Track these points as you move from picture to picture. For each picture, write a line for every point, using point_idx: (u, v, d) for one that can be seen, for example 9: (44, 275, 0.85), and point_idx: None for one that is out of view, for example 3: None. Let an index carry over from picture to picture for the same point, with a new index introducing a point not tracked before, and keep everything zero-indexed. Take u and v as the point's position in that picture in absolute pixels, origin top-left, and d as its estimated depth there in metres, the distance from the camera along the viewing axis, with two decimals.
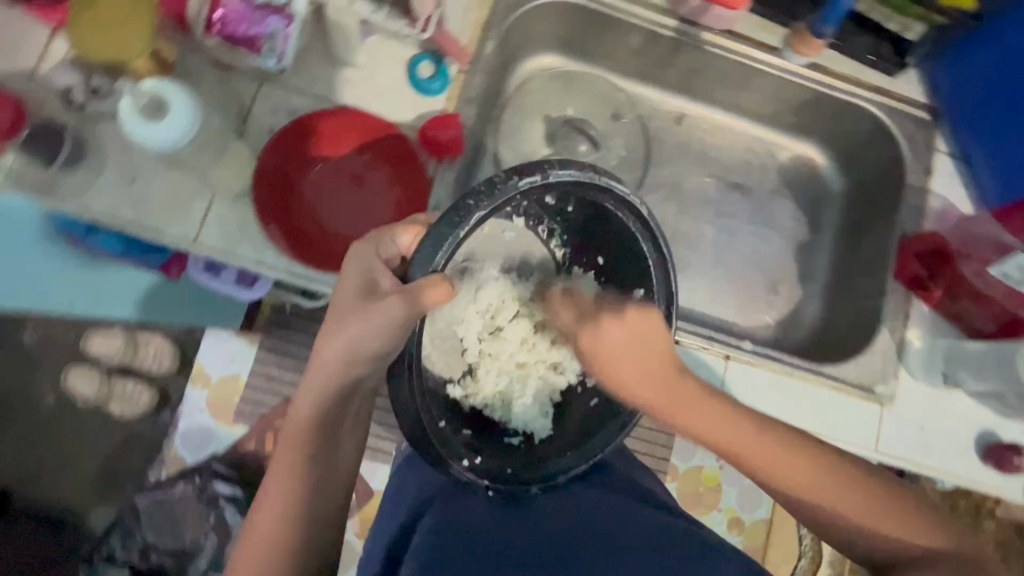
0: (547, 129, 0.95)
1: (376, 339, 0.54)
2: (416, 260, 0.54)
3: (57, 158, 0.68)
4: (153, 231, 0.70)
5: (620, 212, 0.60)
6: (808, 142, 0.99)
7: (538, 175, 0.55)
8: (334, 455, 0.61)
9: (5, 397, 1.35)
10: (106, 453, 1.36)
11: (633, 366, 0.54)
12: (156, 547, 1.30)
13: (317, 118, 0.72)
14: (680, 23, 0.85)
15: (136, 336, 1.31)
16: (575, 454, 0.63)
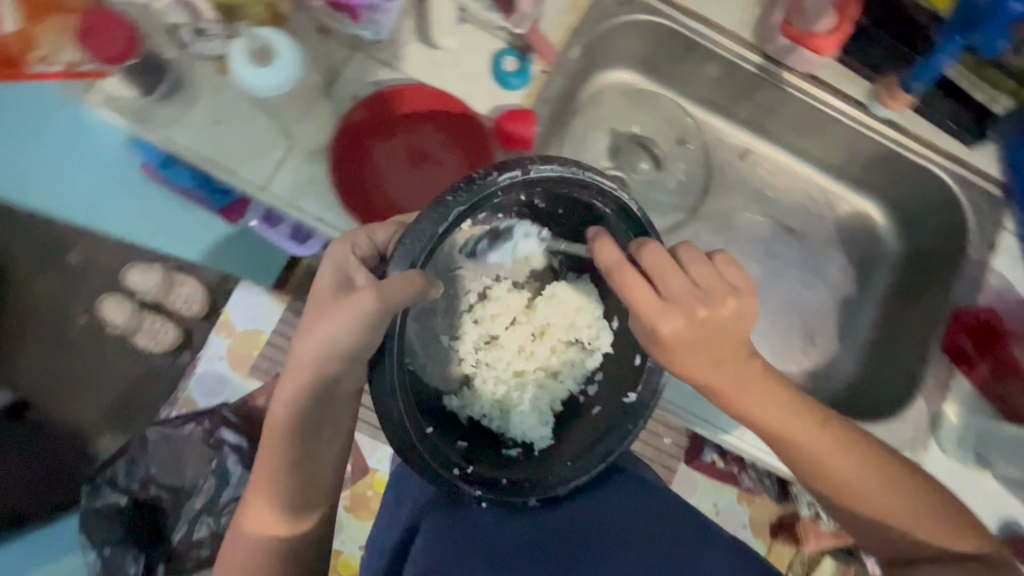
0: (612, 142, 0.97)
1: (345, 335, 0.55)
2: (394, 257, 0.53)
3: (156, 89, 0.72)
4: (227, 171, 0.73)
5: (606, 209, 0.59)
6: (869, 198, 0.98)
7: (518, 171, 0.54)
8: (317, 458, 0.62)
9: (43, 315, 1.45)
10: (125, 382, 1.45)
11: (705, 342, 0.51)
12: (156, 480, 1.33)
13: (396, 90, 0.75)
14: (764, 59, 0.86)
15: (172, 276, 1.37)
16: (581, 468, 0.62)
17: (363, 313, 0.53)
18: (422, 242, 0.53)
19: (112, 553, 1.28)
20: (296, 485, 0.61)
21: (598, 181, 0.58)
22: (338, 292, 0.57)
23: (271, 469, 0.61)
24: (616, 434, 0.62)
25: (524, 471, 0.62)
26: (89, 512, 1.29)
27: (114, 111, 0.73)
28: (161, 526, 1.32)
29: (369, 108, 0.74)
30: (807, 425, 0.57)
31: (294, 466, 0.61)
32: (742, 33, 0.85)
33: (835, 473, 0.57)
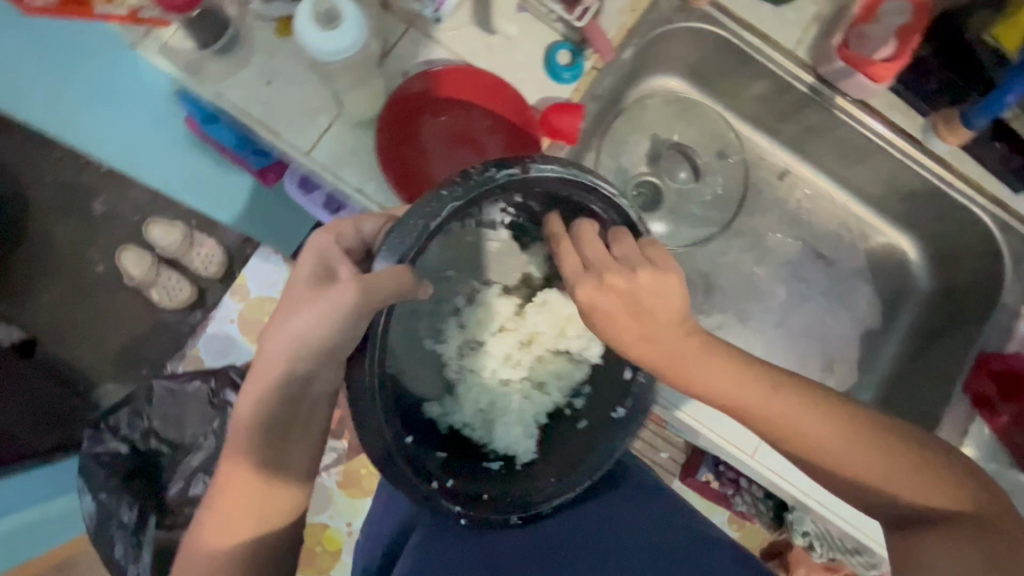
0: (652, 148, 0.98)
1: (323, 328, 0.52)
2: (384, 250, 0.52)
3: (213, 44, 0.73)
4: (272, 132, 0.74)
5: (603, 212, 0.60)
6: (904, 234, 0.97)
7: (517, 168, 0.55)
8: (288, 464, 0.57)
9: (61, 258, 1.51)
10: (132, 334, 1.52)
11: (632, 315, 0.55)
12: (158, 433, 1.35)
13: (452, 72, 0.73)
14: (816, 80, 0.85)
15: (194, 236, 1.48)
16: (568, 484, 0.64)
17: (342, 305, 0.51)
18: (412, 238, 0.52)
19: (106, 501, 1.26)
20: (261, 494, 0.55)
21: (599, 185, 0.58)
22: (317, 285, 0.53)
23: (237, 475, 0.55)
24: (602, 448, 0.65)
25: (506, 488, 0.63)
26: (89, 458, 1.28)
27: (168, 60, 0.74)
28: (158, 479, 1.33)
29: (428, 81, 0.74)
30: (758, 390, 0.58)
31: (261, 471, 0.55)
32: (798, 52, 0.84)
33: (800, 433, 0.57)
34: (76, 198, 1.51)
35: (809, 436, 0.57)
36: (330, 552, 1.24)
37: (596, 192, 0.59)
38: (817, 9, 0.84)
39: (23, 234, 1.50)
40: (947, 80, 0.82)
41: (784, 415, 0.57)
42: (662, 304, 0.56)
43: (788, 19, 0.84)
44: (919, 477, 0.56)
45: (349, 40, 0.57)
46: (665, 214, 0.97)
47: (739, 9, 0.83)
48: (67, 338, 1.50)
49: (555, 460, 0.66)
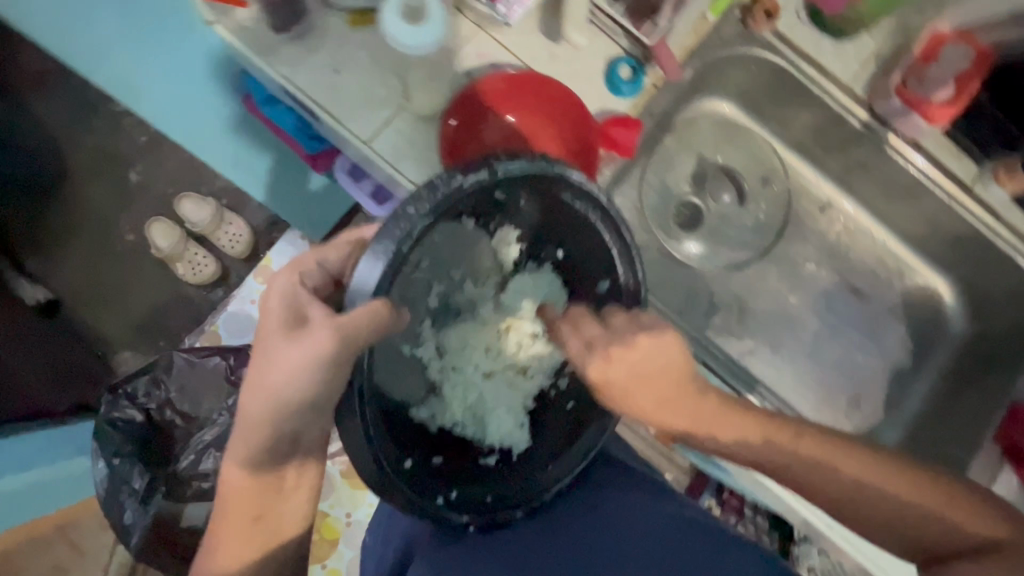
0: (697, 168, 0.98)
1: (300, 384, 0.55)
2: (354, 287, 0.54)
3: (289, 29, 0.75)
4: (335, 119, 0.75)
5: (576, 201, 0.62)
6: (942, 276, 0.97)
7: (483, 171, 0.55)
8: (283, 513, 0.63)
9: (92, 224, 1.53)
10: (153, 304, 1.54)
11: (647, 383, 0.56)
12: (173, 406, 1.36)
13: (527, 77, 0.74)
14: (870, 117, 0.86)
15: (223, 214, 1.50)
16: (563, 467, 0.68)
17: (320, 360, 0.54)
18: (387, 260, 0.53)
19: (119, 467, 1.24)
20: (259, 540, 0.62)
21: (569, 174, 0.60)
22: (291, 329, 0.56)
23: (237, 524, 0.61)
24: (593, 427, 0.68)
25: (505, 486, 0.66)
26: (106, 423, 1.27)
27: (241, 40, 0.75)
28: (170, 450, 1.35)
29: (510, 82, 0.74)
30: (780, 447, 0.57)
31: (258, 523, 0.61)
32: (854, 87, 0.85)
33: (836, 481, 0.56)
34: (113, 166, 1.53)
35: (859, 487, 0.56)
36: (328, 542, 1.23)
37: (565, 180, 0.60)
38: (877, 47, 0.85)
39: (56, 198, 1.52)
40: (1004, 128, 0.83)
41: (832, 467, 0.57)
42: (668, 365, 0.56)
43: (847, 53, 0.85)
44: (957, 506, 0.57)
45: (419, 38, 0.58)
46: (704, 235, 0.98)
47: (799, 40, 0.84)
48: (91, 304, 1.53)
49: (556, 457, 0.68)
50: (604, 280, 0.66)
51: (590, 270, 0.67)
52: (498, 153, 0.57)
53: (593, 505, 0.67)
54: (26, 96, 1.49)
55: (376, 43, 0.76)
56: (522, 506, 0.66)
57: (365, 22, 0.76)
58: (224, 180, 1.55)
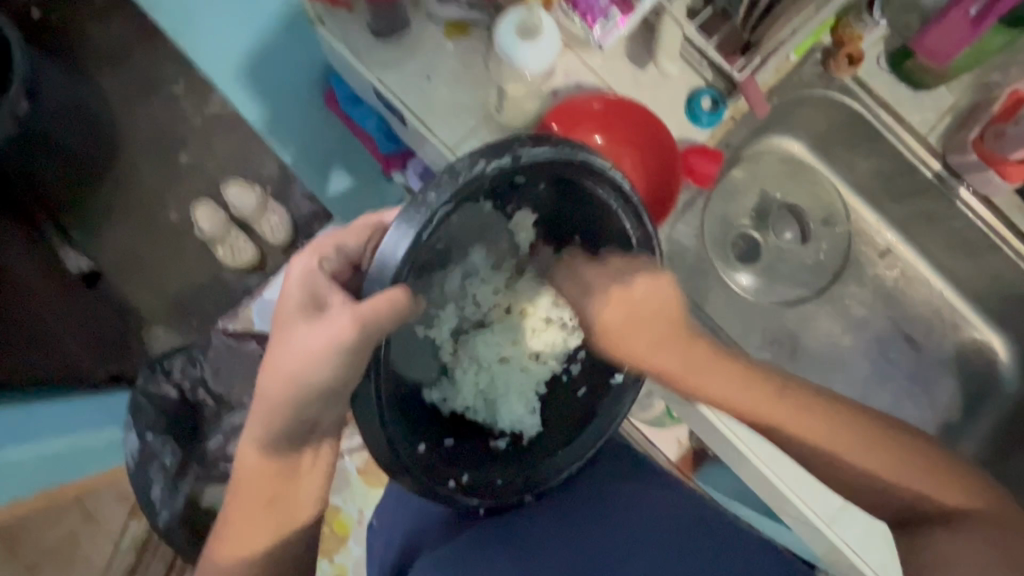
0: (760, 205, 0.99)
1: (321, 369, 0.56)
2: (372, 274, 0.54)
3: (389, 35, 0.78)
4: (423, 124, 0.77)
5: (599, 187, 0.59)
6: (996, 331, 0.97)
7: (507, 159, 0.53)
8: (295, 499, 0.64)
9: (137, 199, 1.55)
10: (189, 283, 1.56)
11: (638, 328, 0.64)
12: (206, 386, 1.35)
13: (617, 101, 0.74)
14: (943, 169, 0.87)
15: (267, 202, 1.51)
16: (573, 455, 0.67)
17: (339, 348, 0.55)
18: (409, 246, 0.52)
19: (152, 442, 1.26)
20: (273, 524, 0.63)
21: (593, 161, 0.57)
22: (311, 313, 0.58)
23: (250, 508, 0.62)
24: (603, 414, 0.68)
25: (515, 470, 0.65)
26: (140, 395, 1.27)
27: (342, 40, 0.78)
28: (198, 429, 1.35)
29: (606, 107, 0.74)
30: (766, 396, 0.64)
31: (269, 507, 0.63)
32: (929, 138, 0.87)
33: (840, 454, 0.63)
34: (165, 144, 1.56)
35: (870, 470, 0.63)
36: (339, 536, 1.23)
37: (589, 168, 0.58)
38: (954, 100, 0.86)
39: (106, 170, 1.55)
40: None
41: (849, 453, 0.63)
42: (660, 310, 0.64)
43: (924, 104, 0.86)
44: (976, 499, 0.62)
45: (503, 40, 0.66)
46: (759, 269, 0.99)
47: (878, 87, 0.86)
48: (131, 276, 1.55)
49: (564, 443, 0.67)
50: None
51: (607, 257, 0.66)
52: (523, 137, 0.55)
53: (606, 491, 0.68)
54: (94, 72, 1.54)
55: (468, 55, 0.78)
56: (533, 492, 0.66)
57: (460, 32, 0.78)
58: (271, 169, 1.58)
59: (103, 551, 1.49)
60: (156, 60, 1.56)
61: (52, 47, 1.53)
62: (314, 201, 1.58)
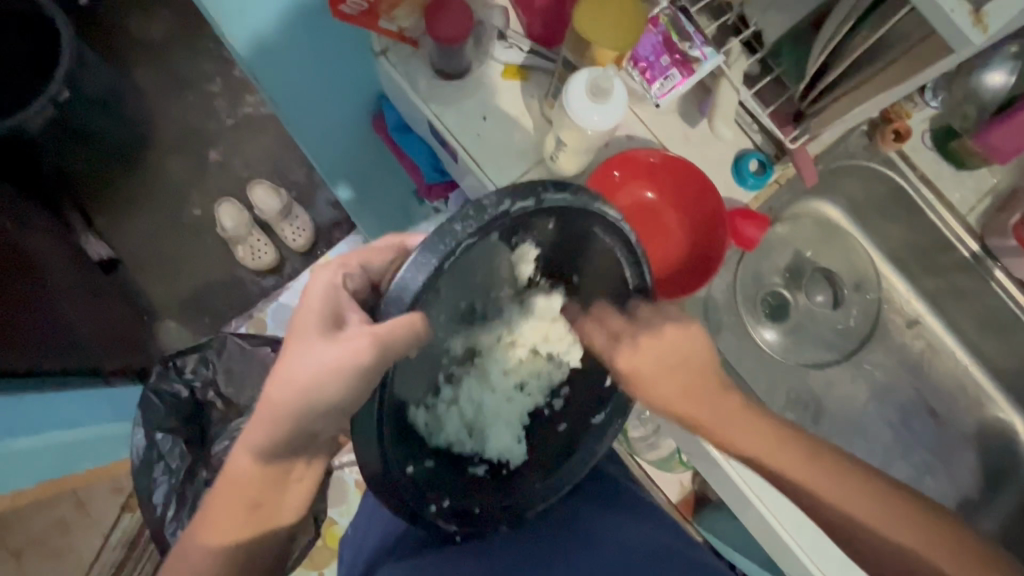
0: (792, 263, 1.00)
1: (338, 389, 0.57)
2: (390, 295, 0.52)
3: (451, 72, 0.79)
4: (475, 163, 0.78)
5: (608, 236, 0.60)
6: (1019, 411, 0.96)
7: (530, 201, 0.52)
8: (279, 503, 0.66)
9: (164, 193, 1.56)
10: (206, 280, 1.55)
11: (662, 374, 0.68)
12: (216, 387, 1.29)
13: (683, 163, 0.74)
14: (981, 249, 0.88)
15: (292, 207, 1.51)
16: (551, 488, 0.69)
17: (351, 364, 0.55)
18: (427, 278, 0.50)
19: (160, 442, 1.21)
20: (251, 525, 0.64)
21: (607, 213, 0.57)
22: (324, 332, 0.58)
23: (234, 505, 0.63)
24: (580, 450, 0.69)
25: (491, 499, 0.66)
26: (151, 393, 1.24)
27: (403, 75, 0.80)
28: (206, 432, 1.28)
29: (664, 161, 0.75)
30: (794, 456, 0.65)
31: (254, 511, 0.64)
32: (968, 218, 0.88)
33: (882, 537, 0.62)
34: (197, 141, 1.58)
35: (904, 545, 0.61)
36: (331, 548, 1.17)
37: (600, 217, 0.58)
38: (996, 182, 0.87)
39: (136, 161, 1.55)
40: None
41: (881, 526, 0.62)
42: (687, 357, 0.68)
43: (965, 183, 0.87)
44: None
45: (568, 89, 0.68)
46: (786, 328, 1.00)
47: (921, 163, 0.87)
48: (151, 268, 1.55)
49: (542, 475, 0.68)
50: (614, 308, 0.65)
51: (606, 301, 0.65)
52: (546, 182, 0.54)
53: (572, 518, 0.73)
54: (134, 65, 1.56)
55: (525, 98, 0.80)
56: (505, 518, 0.67)
57: (518, 77, 0.80)
58: (300, 174, 1.58)
59: (93, 542, 1.45)
60: (196, 59, 1.59)
61: (96, 37, 1.56)
62: (338, 210, 1.59)
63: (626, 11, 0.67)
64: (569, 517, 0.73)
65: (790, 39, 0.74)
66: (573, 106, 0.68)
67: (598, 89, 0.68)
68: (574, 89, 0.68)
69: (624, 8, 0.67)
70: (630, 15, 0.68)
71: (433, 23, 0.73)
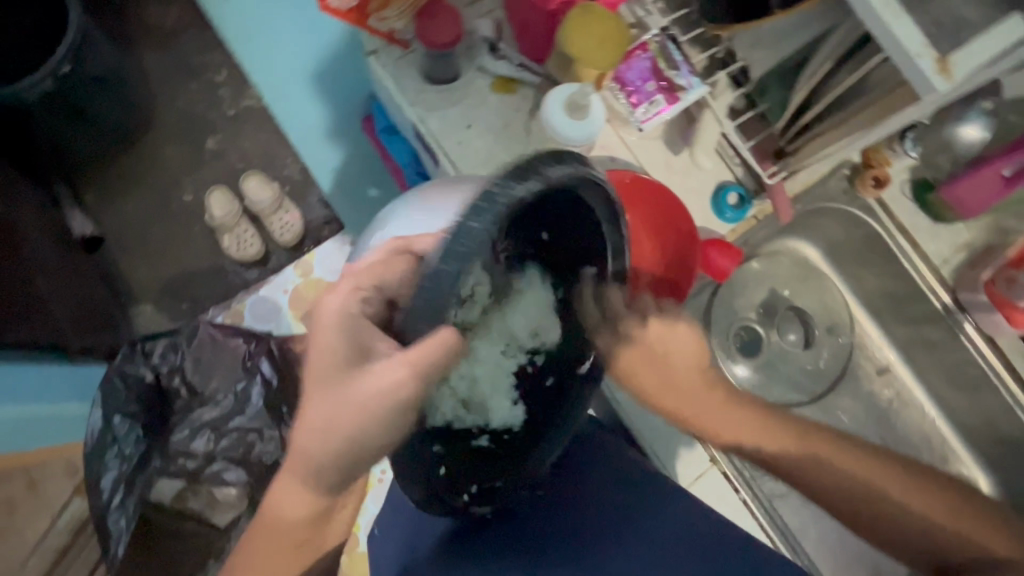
0: (767, 299, 1.00)
1: (382, 430, 0.53)
2: (424, 309, 0.46)
3: (439, 80, 0.79)
4: (456, 170, 0.79)
5: (597, 206, 0.53)
6: (983, 470, 0.95)
7: (538, 180, 0.44)
8: (324, 534, 0.62)
9: (155, 175, 1.55)
10: (187, 265, 1.53)
11: (656, 363, 0.68)
12: (183, 375, 1.19)
13: (642, 179, 0.75)
14: (952, 303, 0.88)
15: (282, 202, 1.49)
16: (553, 444, 0.63)
17: (396, 396, 0.51)
18: (454, 281, 0.44)
19: (117, 425, 1.12)
20: (297, 560, 0.60)
21: (602, 179, 0.50)
22: (352, 364, 0.52)
23: (278, 547, 0.59)
24: (574, 407, 0.64)
25: (506, 466, 0.62)
26: (115, 374, 1.14)
27: (392, 77, 0.80)
28: (166, 421, 1.19)
29: (635, 181, 0.75)
30: (780, 439, 0.64)
31: (300, 545, 0.60)
32: (942, 270, 0.88)
33: (877, 504, 0.61)
34: (194, 129, 1.57)
35: (907, 520, 0.61)
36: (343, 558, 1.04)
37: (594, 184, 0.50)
38: (970, 238, 0.88)
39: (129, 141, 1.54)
40: None
41: (880, 501, 0.61)
42: (691, 356, 0.69)
43: (942, 236, 0.88)
44: (997, 535, 0.60)
45: (548, 96, 0.71)
46: (758, 363, 0.99)
47: (899, 212, 0.87)
48: (132, 250, 1.53)
49: (546, 433, 0.63)
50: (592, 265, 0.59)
51: (578, 258, 0.58)
52: (544, 156, 0.46)
53: (579, 496, 0.68)
54: (140, 48, 1.56)
55: (511, 110, 0.80)
56: (518, 483, 0.63)
57: (506, 90, 0.80)
58: (294, 170, 1.57)
59: (37, 526, 1.37)
60: (203, 46, 1.59)
61: (106, 16, 1.56)
62: (328, 208, 1.56)
63: (612, 32, 0.68)
64: (575, 490, 0.68)
65: (777, 77, 0.75)
66: (549, 115, 0.71)
67: (575, 103, 0.71)
68: (554, 98, 0.71)
69: (611, 28, 0.68)
70: (615, 36, 0.69)
71: (423, 28, 0.74)
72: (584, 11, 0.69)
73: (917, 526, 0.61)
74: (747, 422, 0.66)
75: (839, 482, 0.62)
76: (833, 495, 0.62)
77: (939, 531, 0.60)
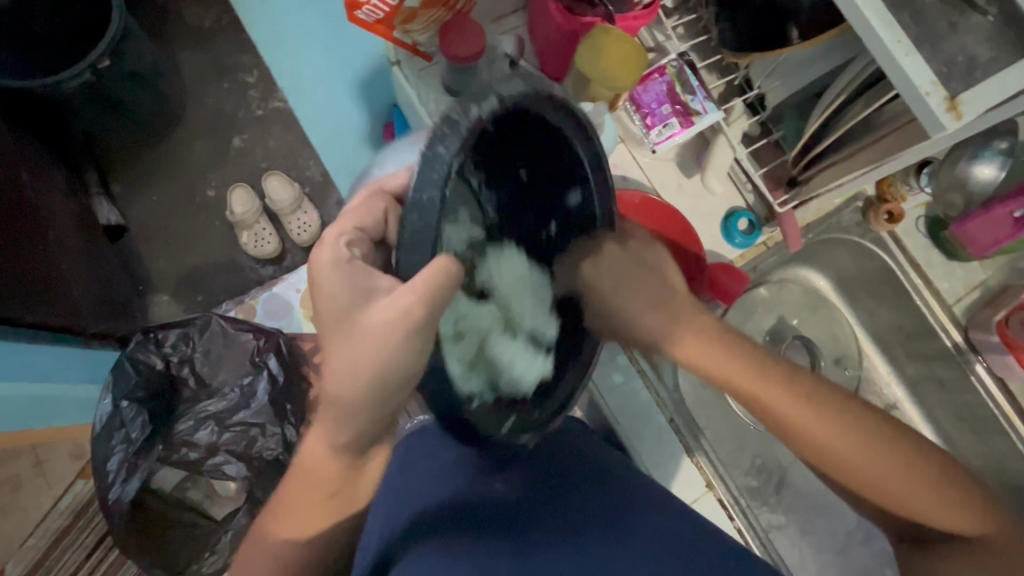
0: (775, 326, 0.99)
1: (394, 360, 0.50)
2: (409, 241, 0.47)
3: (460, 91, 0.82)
4: None
5: (564, 129, 0.56)
6: None
7: (493, 99, 0.47)
8: (356, 491, 0.59)
9: (180, 169, 1.59)
10: (204, 257, 1.57)
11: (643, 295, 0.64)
12: (194, 365, 1.21)
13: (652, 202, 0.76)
14: (964, 342, 0.87)
15: (301, 203, 1.53)
16: (573, 381, 0.64)
17: (404, 323, 0.48)
18: (433, 214, 0.45)
19: (124, 409, 1.13)
20: (333, 515, 0.58)
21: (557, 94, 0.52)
22: (357, 303, 0.51)
23: (309, 504, 0.57)
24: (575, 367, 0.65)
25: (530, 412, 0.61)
26: (126, 361, 1.15)
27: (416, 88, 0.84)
28: (173, 410, 1.20)
29: (644, 201, 0.77)
30: (777, 389, 0.60)
31: (332, 499, 0.58)
32: (954, 308, 0.87)
33: (864, 477, 0.59)
34: (221, 125, 1.61)
35: (894, 501, 0.58)
36: None
37: (553, 102, 0.53)
38: (985, 278, 0.87)
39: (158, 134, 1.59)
40: None
41: (874, 483, 0.58)
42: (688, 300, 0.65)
43: (955, 274, 0.87)
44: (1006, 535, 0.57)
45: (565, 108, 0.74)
46: None
47: (912, 246, 0.87)
48: (154, 240, 1.56)
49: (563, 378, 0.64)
50: (576, 192, 0.61)
51: (560, 185, 0.60)
52: None
53: (593, 492, 0.67)
54: (175, 46, 1.62)
55: None
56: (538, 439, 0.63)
57: None
58: (315, 172, 1.61)
59: (40, 506, 1.39)
60: (236, 49, 1.64)
61: (147, 16, 1.62)
62: None
63: (630, 55, 0.70)
64: (582, 487, 0.67)
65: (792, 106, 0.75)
66: None
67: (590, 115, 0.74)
68: None
69: (630, 51, 0.69)
70: (632, 60, 0.70)
71: (446, 41, 0.75)
72: (599, 33, 0.69)
73: (905, 506, 0.58)
74: (752, 370, 0.61)
75: (834, 446, 0.58)
76: (831, 461, 0.59)
77: (928, 515, 0.57)
